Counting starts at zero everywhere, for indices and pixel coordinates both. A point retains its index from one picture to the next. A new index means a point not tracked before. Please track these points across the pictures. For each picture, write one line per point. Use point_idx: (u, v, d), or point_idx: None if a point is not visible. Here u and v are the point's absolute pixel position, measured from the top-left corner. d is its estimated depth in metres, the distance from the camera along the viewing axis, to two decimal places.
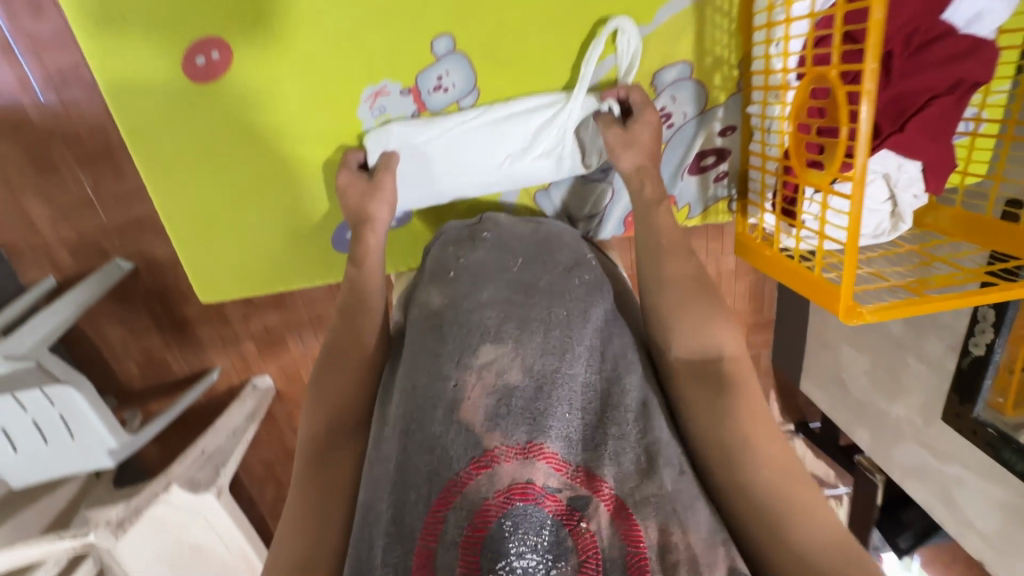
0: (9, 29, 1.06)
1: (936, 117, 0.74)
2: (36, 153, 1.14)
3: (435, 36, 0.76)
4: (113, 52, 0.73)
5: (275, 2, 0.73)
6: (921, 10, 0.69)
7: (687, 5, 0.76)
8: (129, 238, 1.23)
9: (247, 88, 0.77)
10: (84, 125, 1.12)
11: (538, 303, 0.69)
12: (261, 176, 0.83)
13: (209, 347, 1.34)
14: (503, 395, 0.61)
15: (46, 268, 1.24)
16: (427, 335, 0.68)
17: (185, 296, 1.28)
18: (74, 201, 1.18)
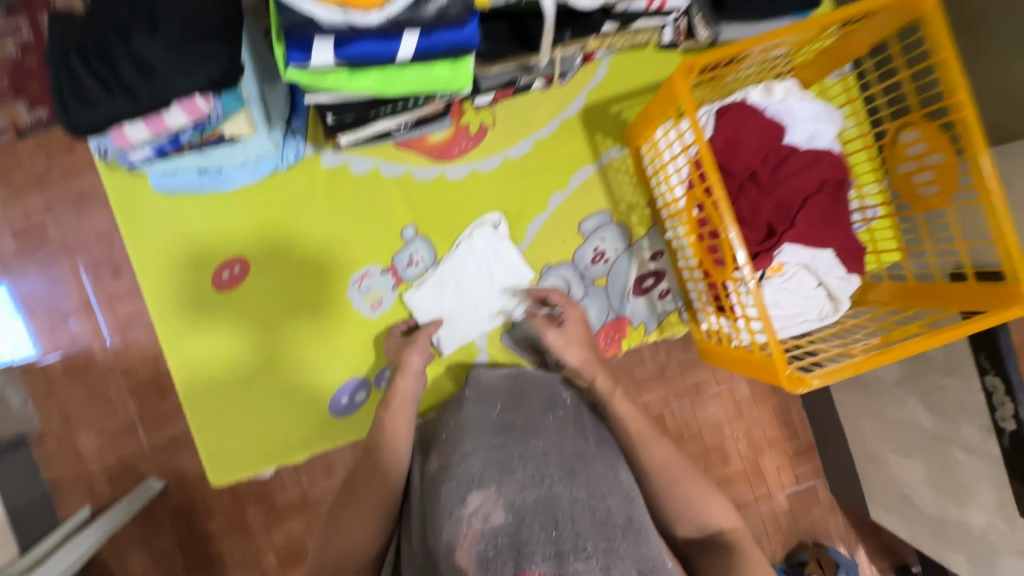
0: (92, 294, 1.37)
1: (821, 211, 0.88)
2: (96, 390, 1.35)
3: (403, 227, 0.97)
4: (160, 280, 0.95)
5: (282, 225, 0.97)
6: (766, 139, 0.87)
7: (593, 172, 0.99)
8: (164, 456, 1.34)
9: (261, 291, 0.97)
10: (138, 360, 1.35)
11: (518, 441, 0.71)
12: (272, 360, 0.97)
13: (229, 564, 1.32)
14: (492, 539, 0.60)
15: (84, 499, 1.33)
16: (428, 504, 0.68)
17: (209, 510, 1.32)
18: (120, 427, 1.34)
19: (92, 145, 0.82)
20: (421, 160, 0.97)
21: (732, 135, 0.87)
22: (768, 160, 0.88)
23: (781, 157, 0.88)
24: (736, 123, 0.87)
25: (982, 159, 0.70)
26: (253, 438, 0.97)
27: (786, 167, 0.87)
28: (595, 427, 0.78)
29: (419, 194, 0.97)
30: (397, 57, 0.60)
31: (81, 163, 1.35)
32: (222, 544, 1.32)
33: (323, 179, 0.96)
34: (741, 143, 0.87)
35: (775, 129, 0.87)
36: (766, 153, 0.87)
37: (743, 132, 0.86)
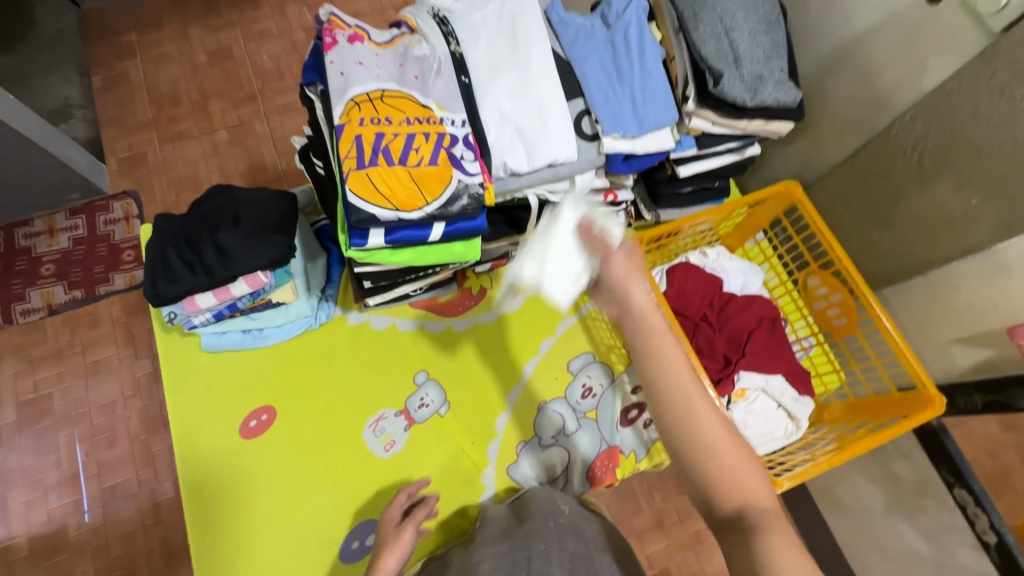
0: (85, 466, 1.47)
1: (765, 341, 1.07)
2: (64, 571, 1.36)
3: (416, 372, 1.12)
4: (191, 431, 1.04)
5: (309, 375, 1.10)
6: (707, 290, 1.10)
7: (575, 321, 1.19)
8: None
9: (283, 437, 1.05)
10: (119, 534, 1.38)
11: (520, 546, 0.80)
12: (285, 506, 1.01)
13: None
14: None
15: None
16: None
17: None
18: None
19: (165, 311, 1.00)
20: (432, 316, 1.16)
21: (682, 287, 1.11)
22: (714, 304, 1.10)
23: (724, 300, 1.10)
24: (683, 277, 1.11)
25: (870, 297, 0.94)
26: None
27: (728, 308, 1.09)
28: (591, 530, 0.83)
29: (430, 344, 1.14)
30: (428, 238, 0.82)
31: (104, 336, 1.58)
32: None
33: (347, 334, 1.13)
34: (691, 292, 1.10)
35: (713, 281, 1.12)
36: (712, 298, 1.10)
37: (689, 283, 1.11)
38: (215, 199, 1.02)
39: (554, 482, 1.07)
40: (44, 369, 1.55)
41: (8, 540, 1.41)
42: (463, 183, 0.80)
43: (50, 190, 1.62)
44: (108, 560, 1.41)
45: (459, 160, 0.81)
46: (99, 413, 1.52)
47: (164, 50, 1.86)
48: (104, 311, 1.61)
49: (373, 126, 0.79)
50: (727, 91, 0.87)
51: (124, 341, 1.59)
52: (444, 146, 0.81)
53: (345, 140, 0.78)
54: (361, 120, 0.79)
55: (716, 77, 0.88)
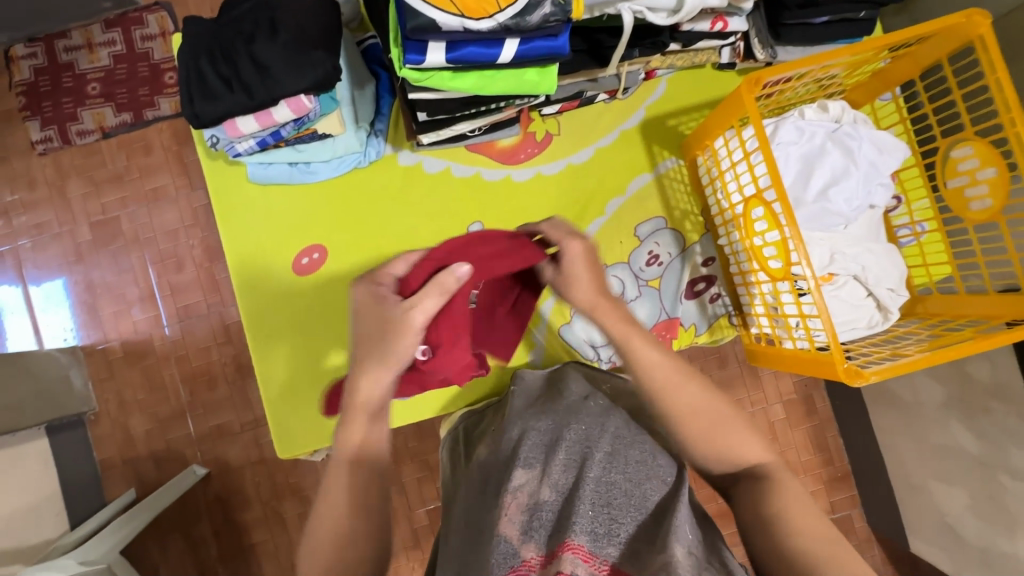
0: (158, 283, 1.59)
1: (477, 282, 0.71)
2: (152, 374, 1.60)
3: (471, 223, 1.04)
4: (246, 263, 1.04)
5: (358, 217, 1.05)
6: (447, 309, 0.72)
7: (650, 180, 1.05)
8: (215, 442, 1.60)
9: (336, 277, 1.05)
10: (193, 349, 1.59)
11: (561, 426, 0.74)
12: (342, 340, 1.04)
13: (254, 526, 1.62)
14: (532, 510, 0.64)
15: (129, 481, 1.59)
16: (479, 484, 0.73)
17: (247, 501, 1.61)
18: (172, 410, 1.60)
19: (206, 134, 0.93)
20: (490, 162, 1.04)
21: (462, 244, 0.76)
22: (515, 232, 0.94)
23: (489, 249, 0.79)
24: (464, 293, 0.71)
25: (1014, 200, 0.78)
26: (319, 416, 1.03)
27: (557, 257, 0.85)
28: (636, 410, 0.78)
29: (487, 193, 1.04)
30: (498, 60, 0.68)
31: (157, 164, 1.58)
32: (258, 535, 1.62)
33: (396, 175, 1.05)
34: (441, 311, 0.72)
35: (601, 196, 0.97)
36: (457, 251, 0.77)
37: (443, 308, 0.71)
38: (248, 3, 0.89)
39: (606, 347, 1.04)
40: (106, 190, 1.58)
41: (106, 343, 1.60)
42: None
43: None
44: (189, 369, 1.60)
45: None
46: (165, 239, 1.59)
47: None
48: (154, 136, 1.58)
49: None
50: None
51: (179, 171, 1.58)
52: None
53: None
54: None
55: None
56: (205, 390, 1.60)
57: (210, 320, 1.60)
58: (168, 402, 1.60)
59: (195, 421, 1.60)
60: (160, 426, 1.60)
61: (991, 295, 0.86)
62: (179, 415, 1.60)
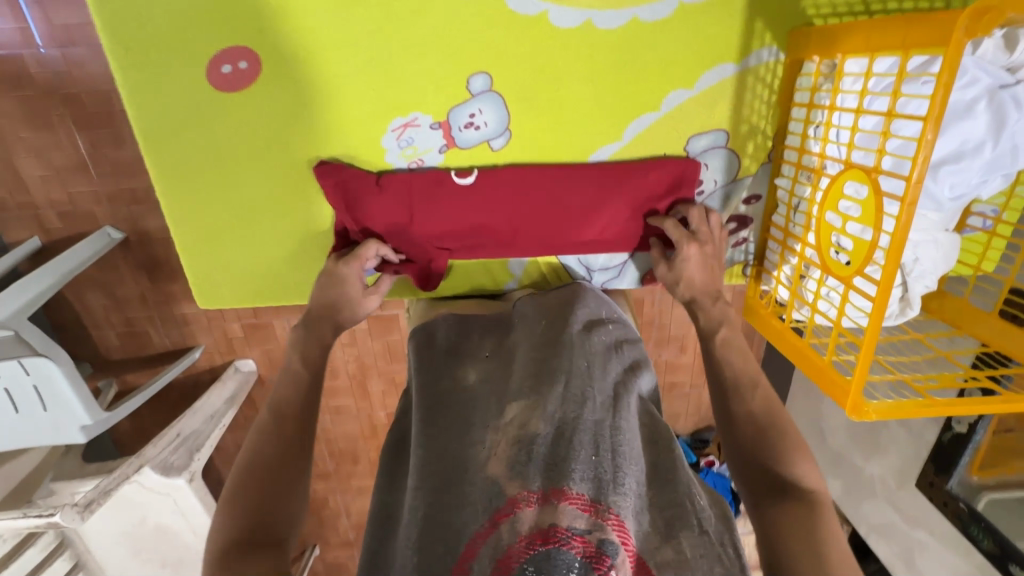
0: None
1: (498, 218, 0.81)
2: (34, 111, 1.24)
3: (473, 74, 0.74)
4: (139, 39, 0.70)
5: (307, 15, 0.70)
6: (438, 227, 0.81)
7: (731, 73, 0.75)
8: (127, 207, 1.35)
9: (273, 102, 0.75)
10: (85, 90, 1.22)
11: (561, 357, 0.72)
12: (278, 191, 0.80)
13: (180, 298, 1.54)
14: (526, 444, 0.62)
15: (33, 230, 1.37)
16: (457, 405, 0.70)
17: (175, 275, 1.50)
18: (68, 162, 1.30)
19: None
20: None
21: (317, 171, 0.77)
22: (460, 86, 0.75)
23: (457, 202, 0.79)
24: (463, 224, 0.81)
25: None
26: (248, 274, 0.86)
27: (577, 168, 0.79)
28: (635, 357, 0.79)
29: (506, 31, 0.72)
30: None
31: None
32: (188, 307, 1.55)
33: None
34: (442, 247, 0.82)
35: (689, 27, 0.72)
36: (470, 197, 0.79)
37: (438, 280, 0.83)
38: None
39: (603, 271, 0.89)
40: None
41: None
42: None
43: None
44: (84, 115, 1.26)
45: None
46: None
47: None
48: None
49: None
50: None
51: None
52: None
53: None
54: None
55: None
56: (110, 144, 1.29)
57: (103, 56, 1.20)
58: (64, 151, 1.29)
59: (102, 181, 1.33)
60: (58, 175, 1.32)
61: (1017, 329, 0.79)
62: (79, 167, 1.31)
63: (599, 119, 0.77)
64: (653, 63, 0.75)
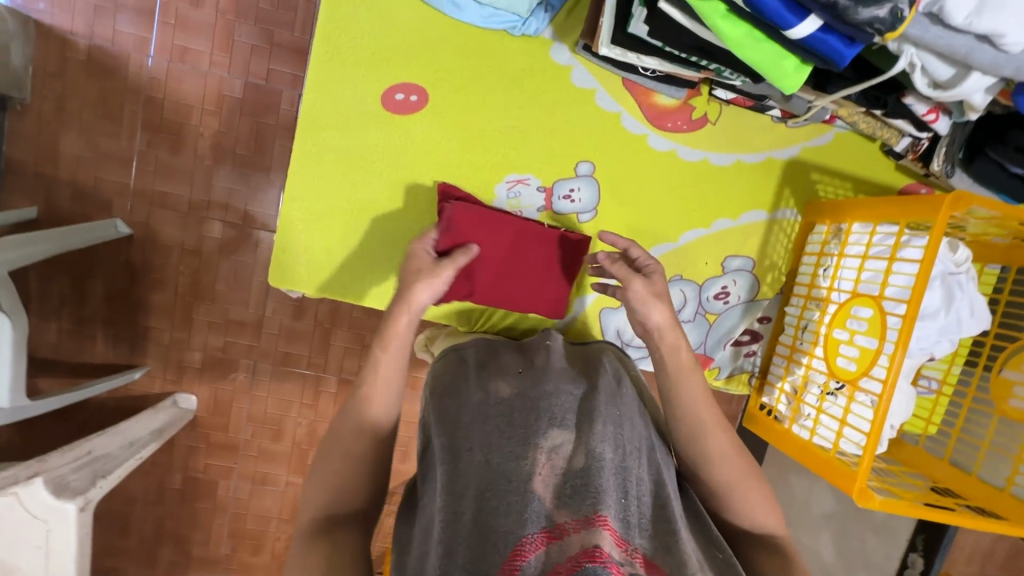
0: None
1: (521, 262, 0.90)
2: (110, 98, 1.27)
3: (581, 160, 0.94)
4: (337, 59, 0.86)
5: (475, 84, 0.90)
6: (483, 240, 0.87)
7: (763, 219, 1.00)
8: (154, 207, 1.31)
9: (421, 134, 0.90)
10: (173, 97, 1.27)
11: (597, 398, 0.72)
12: (392, 201, 0.92)
13: (153, 312, 1.36)
14: (570, 475, 0.61)
15: (35, 200, 1.28)
16: (498, 421, 0.68)
17: (160, 282, 1.34)
18: (116, 149, 1.28)
19: None
20: (636, 111, 0.93)
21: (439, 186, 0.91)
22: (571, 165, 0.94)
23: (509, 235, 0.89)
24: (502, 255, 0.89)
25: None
26: (330, 258, 0.92)
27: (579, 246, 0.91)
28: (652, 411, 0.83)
29: (615, 140, 0.94)
30: (786, 32, 0.57)
31: None
32: (154, 321, 1.36)
33: (535, 66, 0.90)
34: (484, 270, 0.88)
35: (742, 178, 0.97)
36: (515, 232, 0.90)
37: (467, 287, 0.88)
38: None
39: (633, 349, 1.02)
40: None
41: (67, 30, 1.23)
42: None
43: None
44: (157, 116, 1.28)
45: None
46: None
47: None
48: None
49: None
50: None
51: None
52: None
53: None
54: None
55: None
56: (166, 149, 1.29)
57: (206, 77, 1.28)
58: (117, 139, 1.28)
59: (138, 177, 1.30)
60: (95, 159, 1.28)
61: (965, 474, 0.94)
62: (123, 159, 1.29)
63: (664, 223, 0.98)
64: (710, 194, 0.98)
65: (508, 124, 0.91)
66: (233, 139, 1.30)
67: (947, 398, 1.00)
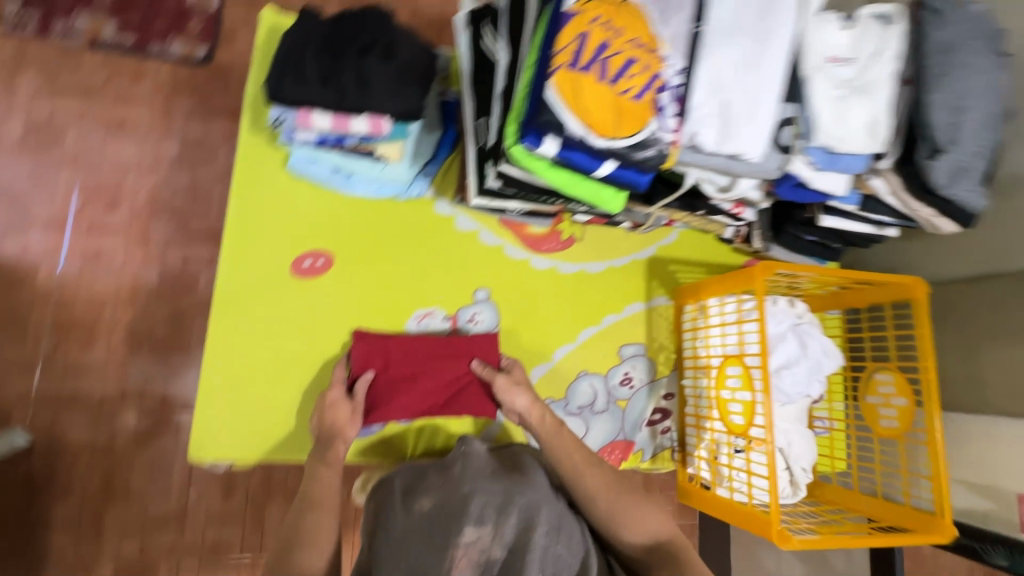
0: (78, 213, 1.34)
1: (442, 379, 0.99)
2: (17, 309, 1.29)
3: (477, 288, 1.07)
4: (247, 241, 0.99)
5: (373, 242, 1.04)
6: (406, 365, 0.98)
7: (642, 309, 1.17)
8: (60, 409, 1.27)
9: (330, 290, 1.01)
10: (85, 297, 1.31)
11: (515, 489, 0.77)
12: (310, 354, 0.99)
13: (53, 528, 1.23)
14: (486, 565, 0.72)
15: None
16: (422, 532, 0.74)
17: (64, 490, 1.24)
18: (20, 357, 1.27)
19: (273, 113, 0.90)
20: (516, 241, 1.11)
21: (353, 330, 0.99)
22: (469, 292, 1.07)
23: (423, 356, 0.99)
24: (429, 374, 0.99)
25: (933, 415, 0.94)
26: (256, 419, 0.96)
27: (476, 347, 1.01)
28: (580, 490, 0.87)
29: (502, 266, 1.09)
30: (593, 172, 0.76)
31: (140, 97, 1.39)
32: (55, 538, 1.23)
33: (424, 220, 1.07)
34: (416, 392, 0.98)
35: (615, 279, 1.15)
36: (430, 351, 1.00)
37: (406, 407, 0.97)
38: (374, 24, 0.91)
39: None
40: (67, 98, 1.36)
41: None
42: (655, 134, 0.74)
43: None
44: (66, 317, 1.30)
45: (660, 110, 0.75)
46: (108, 172, 1.36)
47: None
48: (151, 67, 1.41)
49: (602, 31, 0.72)
50: (934, 168, 0.84)
51: (160, 114, 1.40)
52: (655, 87, 0.74)
53: (569, 32, 0.70)
54: (594, 19, 0.72)
55: (932, 150, 0.84)
56: (76, 347, 1.30)
57: (119, 274, 1.34)
58: (22, 347, 1.28)
59: (43, 381, 1.27)
60: None
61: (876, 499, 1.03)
62: (28, 366, 1.27)
63: (560, 328, 1.11)
64: (592, 296, 1.14)
65: (407, 269, 1.05)
66: (148, 326, 1.33)
67: (839, 433, 1.12)
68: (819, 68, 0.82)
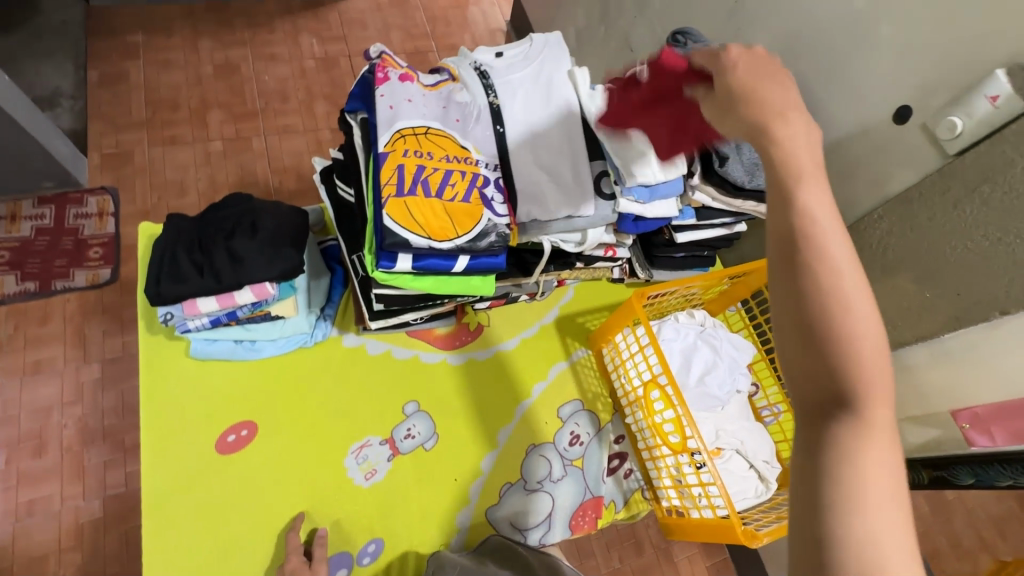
0: (3, 471, 1.29)
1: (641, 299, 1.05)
2: None
3: (405, 403, 1.11)
4: (169, 437, 1.00)
5: (295, 395, 1.07)
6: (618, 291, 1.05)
7: (565, 366, 1.22)
8: None
9: (262, 456, 1.01)
10: (24, 558, 1.23)
11: None
12: (257, 528, 0.97)
13: None
14: None
15: None
16: None
17: None
18: None
19: (161, 311, 0.98)
20: (428, 347, 1.17)
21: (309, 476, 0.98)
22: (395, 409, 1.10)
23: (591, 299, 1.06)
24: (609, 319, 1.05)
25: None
26: None
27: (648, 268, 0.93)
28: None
29: (422, 374, 1.14)
30: (452, 269, 0.87)
31: (52, 336, 1.42)
32: None
33: (337, 358, 1.12)
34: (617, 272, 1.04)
35: (532, 348, 1.22)
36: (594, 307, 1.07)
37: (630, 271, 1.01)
38: (236, 207, 1.02)
39: (536, 529, 1.08)
40: None
41: None
42: (491, 223, 0.86)
43: (20, 176, 1.49)
44: None
45: (489, 201, 0.88)
46: (29, 418, 1.34)
47: (169, 56, 1.82)
48: (57, 304, 1.46)
49: (415, 158, 0.84)
50: (730, 171, 0.98)
51: (74, 344, 1.43)
52: (478, 186, 0.87)
53: (388, 167, 0.83)
54: (405, 151, 0.84)
55: (722, 159, 0.99)
56: None
57: (58, 519, 1.27)
58: None
59: None
60: None
61: None
62: None
63: (495, 411, 1.15)
64: (516, 371, 1.19)
65: (332, 408, 1.07)
66: (100, 565, 1.25)
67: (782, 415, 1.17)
68: (609, 126, 0.96)
